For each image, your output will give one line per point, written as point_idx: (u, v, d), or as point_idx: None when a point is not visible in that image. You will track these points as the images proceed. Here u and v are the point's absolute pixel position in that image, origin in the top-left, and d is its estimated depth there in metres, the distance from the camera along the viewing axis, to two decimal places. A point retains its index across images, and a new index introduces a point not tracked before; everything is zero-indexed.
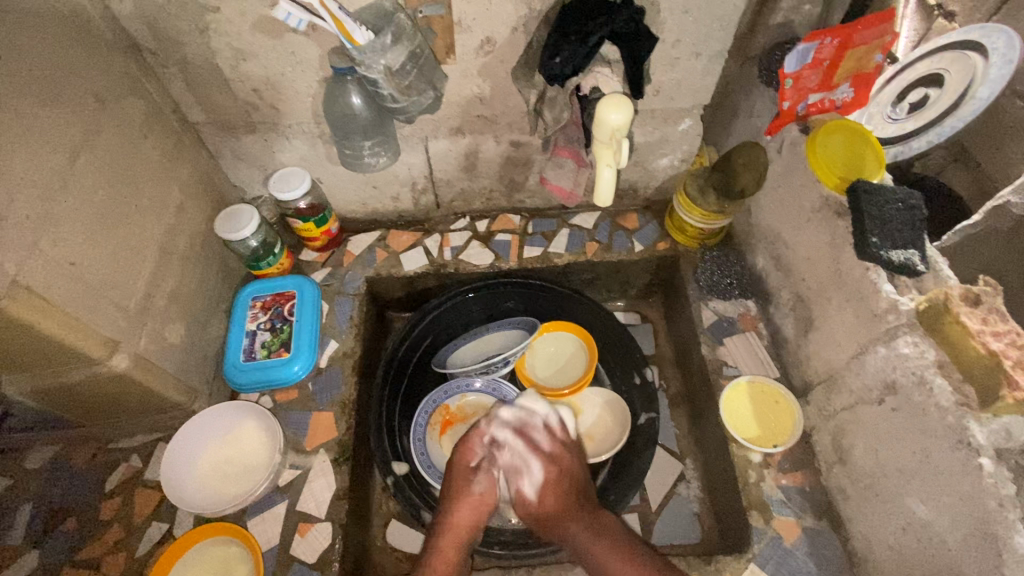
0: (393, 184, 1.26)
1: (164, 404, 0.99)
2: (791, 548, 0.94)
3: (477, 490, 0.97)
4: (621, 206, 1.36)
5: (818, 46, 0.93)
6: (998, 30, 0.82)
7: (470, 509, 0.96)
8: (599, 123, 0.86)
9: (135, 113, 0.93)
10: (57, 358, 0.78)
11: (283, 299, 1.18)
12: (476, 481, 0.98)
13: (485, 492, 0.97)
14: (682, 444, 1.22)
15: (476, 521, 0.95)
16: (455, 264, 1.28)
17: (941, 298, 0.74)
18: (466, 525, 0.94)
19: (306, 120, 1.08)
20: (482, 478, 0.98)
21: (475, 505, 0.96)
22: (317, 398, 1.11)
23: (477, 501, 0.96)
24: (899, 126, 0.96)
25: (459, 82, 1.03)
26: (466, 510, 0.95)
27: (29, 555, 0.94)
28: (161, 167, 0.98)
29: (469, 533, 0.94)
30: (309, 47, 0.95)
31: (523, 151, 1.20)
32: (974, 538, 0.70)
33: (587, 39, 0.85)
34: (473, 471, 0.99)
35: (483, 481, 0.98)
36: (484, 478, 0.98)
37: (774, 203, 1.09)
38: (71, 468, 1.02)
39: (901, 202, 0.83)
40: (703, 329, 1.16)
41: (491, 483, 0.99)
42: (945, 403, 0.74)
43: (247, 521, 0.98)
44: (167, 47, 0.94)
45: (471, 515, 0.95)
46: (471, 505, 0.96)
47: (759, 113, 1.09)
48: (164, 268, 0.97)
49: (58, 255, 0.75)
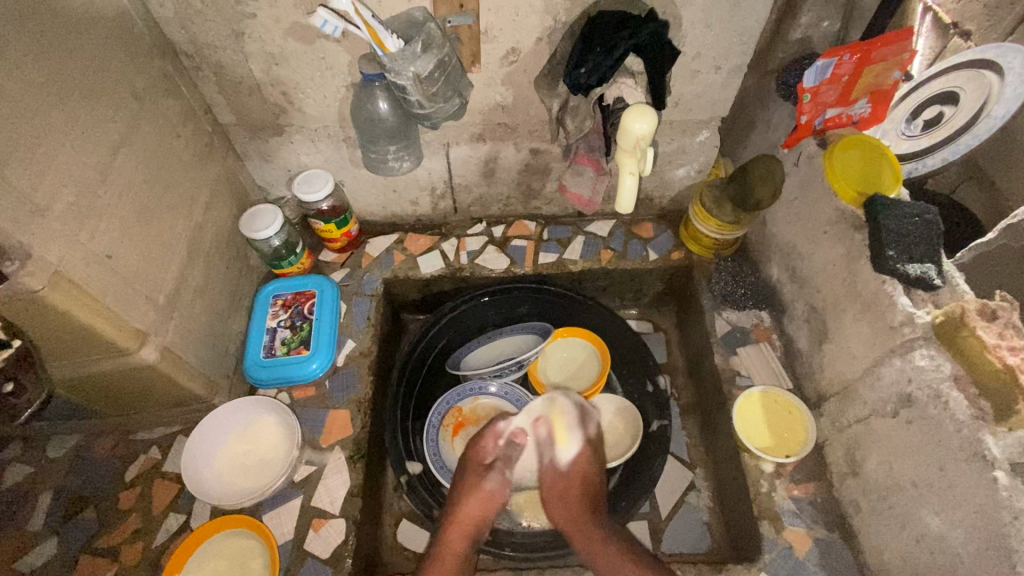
0: (414, 189, 1.28)
1: (186, 397, 1.01)
2: (802, 559, 0.94)
3: (488, 485, 1.02)
4: (637, 215, 1.38)
5: (837, 62, 0.93)
6: (1014, 50, 0.83)
7: (479, 503, 1.00)
8: (623, 131, 0.88)
9: (170, 113, 0.96)
10: (88, 348, 0.81)
11: (303, 298, 1.21)
12: (489, 478, 1.02)
13: (494, 488, 1.02)
14: (693, 453, 1.22)
15: (484, 516, 1.00)
16: (471, 268, 1.30)
17: (958, 312, 0.74)
18: (472, 519, 0.99)
19: (332, 123, 1.11)
20: (495, 475, 1.03)
21: (482, 500, 1.00)
22: (333, 396, 1.12)
23: (486, 497, 1.01)
24: (914, 143, 0.98)
25: (483, 90, 1.06)
26: (474, 505, 0.99)
27: (49, 542, 0.96)
28: (192, 166, 1.01)
29: (474, 528, 0.98)
30: (339, 53, 0.98)
31: (542, 159, 1.23)
32: (989, 551, 0.70)
33: (612, 50, 0.87)
34: (488, 469, 1.04)
35: (494, 479, 1.03)
36: (495, 477, 1.03)
37: (790, 216, 1.10)
38: (92, 458, 1.04)
39: (918, 216, 0.84)
40: (716, 338, 1.17)
41: (501, 483, 1.03)
42: (960, 416, 0.74)
43: (263, 514, 1.00)
44: (203, 51, 0.98)
45: (479, 509, 0.99)
46: (481, 501, 1.00)
47: (776, 127, 1.11)
48: (192, 264, 1.00)
49: (96, 248, 0.77)
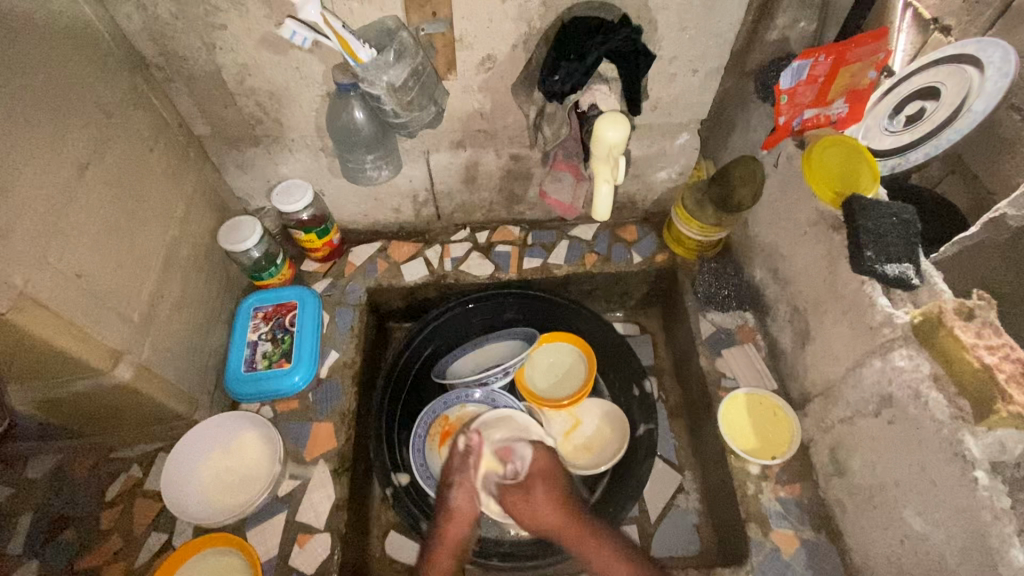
0: (395, 196, 1.27)
1: (166, 414, 0.99)
2: (790, 561, 0.94)
3: (456, 506, 0.97)
4: (620, 218, 1.38)
5: (812, 63, 0.94)
6: (993, 44, 0.84)
7: (459, 525, 0.96)
8: (597, 139, 0.87)
9: (142, 126, 0.95)
10: (59, 368, 0.79)
11: (284, 309, 1.19)
12: (454, 496, 0.98)
13: (464, 505, 0.97)
14: (681, 455, 1.22)
15: (464, 531, 0.96)
16: (455, 275, 1.30)
17: (936, 312, 0.75)
18: (454, 538, 0.96)
19: (310, 133, 1.10)
20: (457, 491, 0.98)
21: (458, 520, 0.96)
22: (316, 408, 1.11)
23: (459, 514, 0.97)
24: (896, 138, 0.97)
25: (460, 97, 1.05)
26: (451, 527, 0.96)
27: (28, 565, 0.94)
28: (165, 179, 1.00)
29: (459, 548, 0.96)
30: (313, 63, 0.97)
31: (523, 164, 1.22)
32: (971, 551, 0.70)
33: (584, 58, 0.86)
34: (448, 485, 0.99)
35: (462, 497, 0.98)
36: (460, 495, 0.98)
37: (771, 217, 1.10)
38: (71, 478, 1.02)
39: (895, 216, 0.84)
40: (701, 340, 1.17)
41: (468, 497, 0.98)
42: (940, 417, 0.74)
43: (247, 531, 0.99)
44: (174, 63, 0.96)
45: (458, 529, 0.96)
46: (457, 520, 0.96)
47: (755, 127, 1.11)
48: (168, 279, 0.99)
49: (65, 267, 0.76)
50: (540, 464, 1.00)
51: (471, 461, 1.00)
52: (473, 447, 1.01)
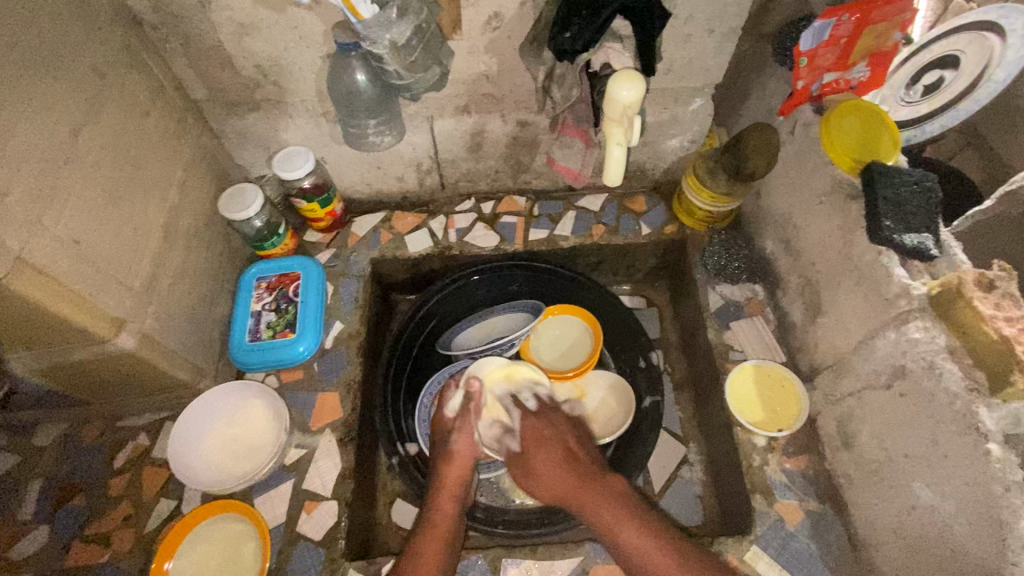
0: (399, 164, 1.24)
1: (171, 383, 0.99)
2: (793, 531, 0.94)
3: (454, 449, 1.02)
4: (630, 188, 1.34)
5: (836, 22, 0.89)
6: (1016, 11, 0.79)
7: (457, 469, 1.00)
8: (610, 100, 0.84)
9: (137, 88, 0.91)
10: (61, 335, 0.78)
11: (287, 279, 1.18)
12: (454, 440, 1.03)
13: (462, 447, 1.02)
14: (686, 428, 1.22)
15: (464, 472, 1.00)
16: (460, 246, 1.27)
17: (955, 283, 0.73)
18: (454, 483, 0.99)
19: (311, 97, 1.07)
20: (457, 434, 1.03)
21: (458, 463, 1.01)
22: (322, 378, 1.11)
23: (458, 457, 1.01)
24: (914, 109, 0.94)
25: (466, 59, 1.01)
26: (450, 468, 1.00)
27: (40, 530, 0.95)
28: (163, 145, 0.97)
29: (460, 491, 0.98)
30: (312, 21, 0.93)
31: (530, 131, 1.19)
32: (980, 522, 0.70)
33: (598, 13, 0.81)
34: (448, 432, 1.04)
35: (460, 439, 1.03)
36: (459, 437, 1.03)
37: (786, 187, 1.07)
38: (78, 446, 1.03)
39: (916, 184, 0.81)
40: (710, 313, 1.15)
41: (468, 439, 1.03)
42: (954, 388, 0.73)
43: (254, 498, 0.99)
44: (168, 21, 0.92)
45: (460, 472, 1.00)
46: (456, 463, 1.01)
47: (771, 94, 1.08)
48: (169, 247, 0.97)
49: (62, 233, 0.74)
50: (530, 430, 0.98)
51: (466, 407, 1.05)
52: (470, 395, 1.06)
